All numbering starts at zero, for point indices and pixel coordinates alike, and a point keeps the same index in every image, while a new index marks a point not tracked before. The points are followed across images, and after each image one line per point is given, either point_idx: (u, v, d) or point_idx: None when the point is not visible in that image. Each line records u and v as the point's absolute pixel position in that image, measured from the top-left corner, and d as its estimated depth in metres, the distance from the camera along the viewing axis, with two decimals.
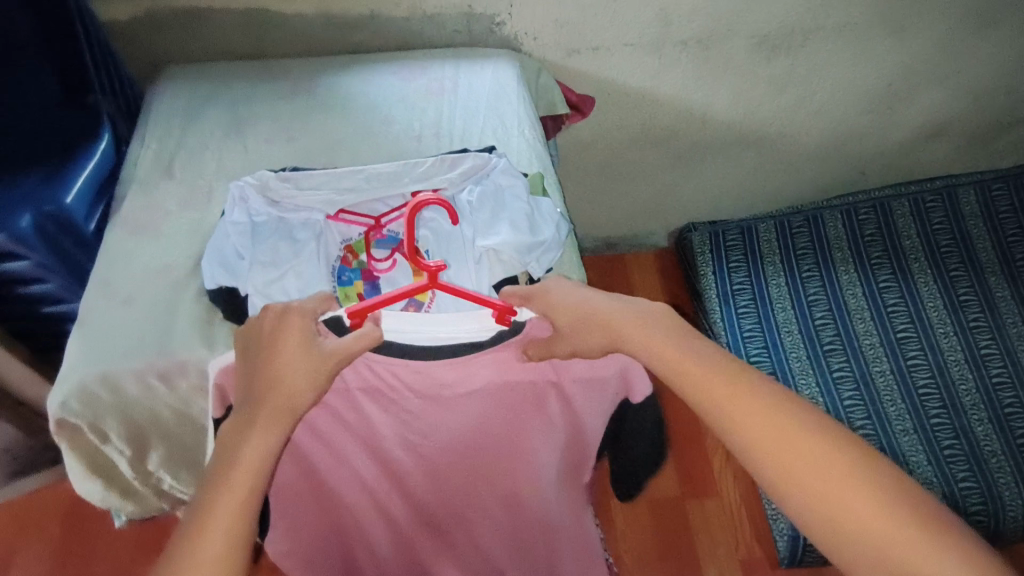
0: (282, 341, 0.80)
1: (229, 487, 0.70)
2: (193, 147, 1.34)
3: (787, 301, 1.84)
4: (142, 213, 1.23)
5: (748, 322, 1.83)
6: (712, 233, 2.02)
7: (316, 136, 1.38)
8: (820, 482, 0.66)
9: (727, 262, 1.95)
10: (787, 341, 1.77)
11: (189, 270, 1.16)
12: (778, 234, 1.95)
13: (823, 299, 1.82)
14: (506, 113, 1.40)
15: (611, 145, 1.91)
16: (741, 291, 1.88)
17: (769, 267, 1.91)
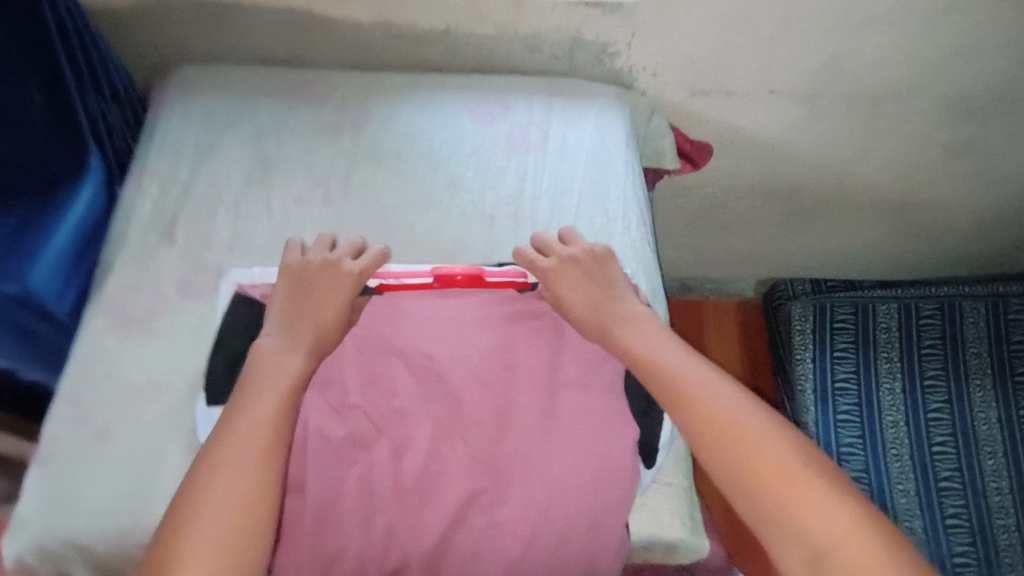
0: (323, 278, 0.86)
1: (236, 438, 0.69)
2: (203, 198, 1.04)
3: (901, 414, 1.56)
4: (133, 296, 0.96)
5: (849, 432, 1.57)
6: (818, 305, 1.69)
7: (361, 199, 1.05)
8: (754, 441, 0.68)
9: (833, 347, 1.65)
10: (893, 465, 1.52)
11: (186, 395, 0.92)
12: (899, 320, 1.64)
13: (947, 417, 1.54)
14: (610, 196, 1.06)
15: (719, 195, 1.55)
16: (846, 390, 1.60)
17: (884, 363, 1.62)
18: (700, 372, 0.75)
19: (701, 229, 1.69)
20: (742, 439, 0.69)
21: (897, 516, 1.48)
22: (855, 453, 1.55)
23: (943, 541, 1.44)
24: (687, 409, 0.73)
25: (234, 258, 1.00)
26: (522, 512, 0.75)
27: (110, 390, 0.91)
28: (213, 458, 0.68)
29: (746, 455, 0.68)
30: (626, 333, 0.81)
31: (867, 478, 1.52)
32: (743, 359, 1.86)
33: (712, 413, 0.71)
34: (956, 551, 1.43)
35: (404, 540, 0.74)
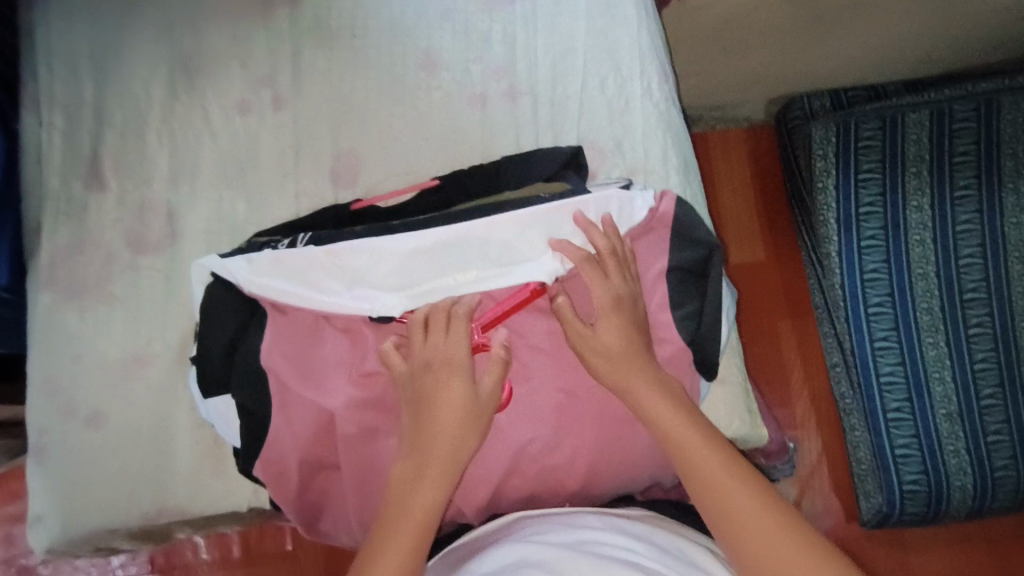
0: (451, 388, 0.64)
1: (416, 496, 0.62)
2: (124, 121, 0.84)
3: (928, 237, 1.16)
4: (77, 259, 0.80)
5: (876, 291, 1.18)
6: (838, 122, 1.22)
7: (318, 95, 0.85)
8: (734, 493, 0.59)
9: (855, 169, 1.20)
10: (923, 319, 1.16)
11: (173, 362, 0.79)
12: (932, 127, 1.17)
13: (977, 227, 1.14)
14: (621, 49, 0.87)
15: (730, 10, 1.34)
16: (866, 220, 1.19)
17: (913, 180, 1.17)
18: (687, 421, 0.63)
19: (710, 51, 1.48)
20: (727, 496, 0.59)
21: (922, 369, 1.17)
22: (882, 315, 1.18)
23: (968, 386, 1.15)
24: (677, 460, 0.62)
25: (185, 196, 0.83)
26: (583, 450, 0.69)
27: (82, 375, 0.78)
28: (380, 534, 0.60)
29: (732, 515, 0.58)
30: (646, 392, 0.65)
31: (896, 342, 1.17)
32: (753, 188, 1.76)
33: (701, 469, 0.61)
34: (981, 395, 1.14)
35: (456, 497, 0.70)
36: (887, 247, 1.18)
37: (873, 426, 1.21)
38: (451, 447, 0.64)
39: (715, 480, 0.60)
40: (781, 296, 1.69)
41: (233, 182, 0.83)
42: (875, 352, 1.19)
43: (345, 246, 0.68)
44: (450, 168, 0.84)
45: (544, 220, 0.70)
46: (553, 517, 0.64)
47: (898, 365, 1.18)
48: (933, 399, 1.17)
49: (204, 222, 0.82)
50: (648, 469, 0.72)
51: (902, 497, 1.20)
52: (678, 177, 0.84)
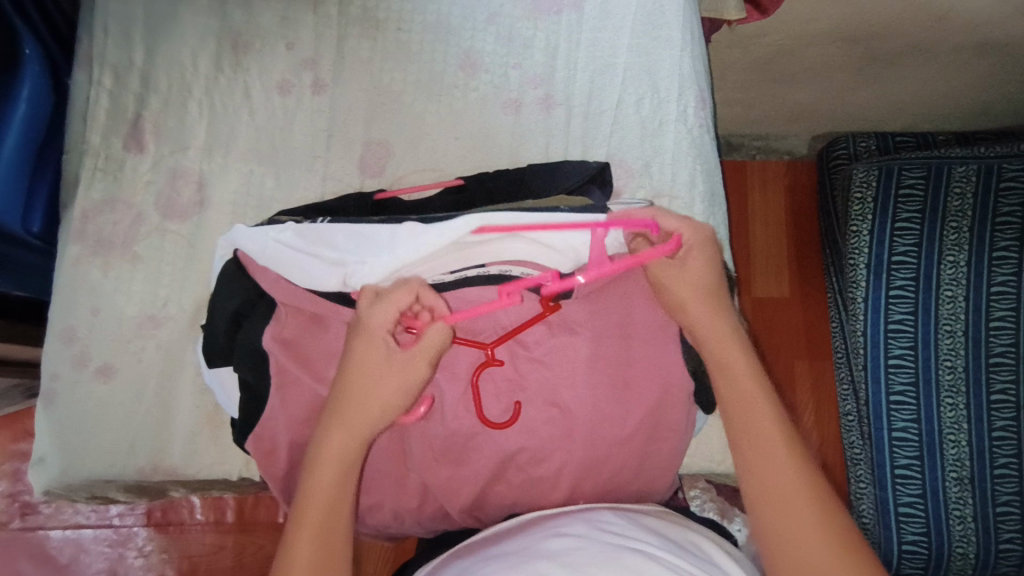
0: (374, 347, 0.63)
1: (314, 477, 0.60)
2: (169, 88, 0.86)
3: (960, 295, 1.12)
4: (106, 215, 0.82)
5: (898, 344, 1.15)
6: (882, 167, 1.20)
7: (356, 84, 0.87)
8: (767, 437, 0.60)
9: (892, 218, 1.17)
10: (943, 379, 1.13)
11: (185, 326, 0.81)
12: (978, 184, 1.13)
13: (1015, 291, 1.09)
14: (661, 70, 0.87)
15: (782, 42, 1.32)
16: (898, 269, 1.16)
17: (951, 236, 1.14)
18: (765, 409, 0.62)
19: (759, 80, 1.46)
20: (783, 499, 0.57)
21: (937, 429, 1.14)
22: (901, 368, 1.15)
23: (983, 453, 1.11)
24: (744, 447, 0.61)
25: (216, 167, 0.85)
26: (571, 468, 0.69)
27: (98, 329, 0.80)
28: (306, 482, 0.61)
29: (785, 520, 0.56)
30: (738, 360, 0.64)
31: (913, 398, 1.14)
32: (787, 221, 1.74)
33: (764, 464, 0.59)
34: (995, 464, 1.10)
35: (442, 495, 0.70)
36: (915, 301, 1.15)
37: (879, 479, 1.19)
38: (347, 437, 0.62)
39: (764, 451, 0.59)
40: (801, 335, 1.67)
41: (264, 158, 0.85)
42: (890, 405, 1.16)
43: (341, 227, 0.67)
44: (476, 169, 0.85)
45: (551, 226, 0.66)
46: (572, 512, 0.62)
47: (912, 422, 1.15)
48: (944, 462, 1.14)
49: (232, 194, 0.84)
50: (634, 490, 0.72)
51: (900, 556, 1.18)
52: (702, 205, 0.83)
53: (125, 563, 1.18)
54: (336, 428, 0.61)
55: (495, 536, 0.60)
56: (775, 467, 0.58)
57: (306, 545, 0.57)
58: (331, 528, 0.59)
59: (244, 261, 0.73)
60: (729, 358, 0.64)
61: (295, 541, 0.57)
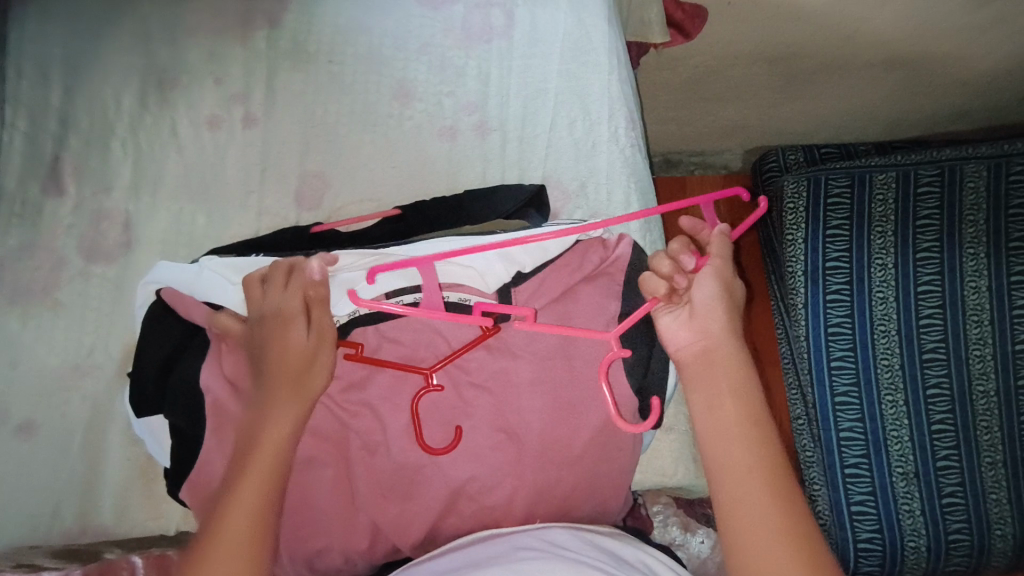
0: (290, 326, 0.60)
1: (243, 477, 0.55)
2: (90, 128, 0.83)
3: (891, 295, 1.12)
4: (25, 262, 0.78)
5: (837, 346, 1.15)
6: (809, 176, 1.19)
7: (289, 116, 0.86)
8: (728, 402, 0.60)
9: (823, 224, 1.17)
10: (883, 377, 1.13)
11: (114, 374, 0.77)
12: (898, 188, 1.13)
13: (941, 288, 1.09)
14: (591, 94, 0.89)
15: (709, 63, 1.38)
16: (833, 274, 1.15)
17: (877, 239, 1.14)
18: (737, 438, 0.58)
19: (689, 100, 1.52)
20: (751, 535, 0.53)
21: (880, 428, 1.14)
22: (843, 370, 1.15)
23: (925, 447, 1.12)
24: (714, 476, 0.58)
25: (143, 208, 0.82)
26: (525, 489, 0.68)
27: (20, 382, 0.76)
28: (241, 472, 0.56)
29: (747, 555, 0.53)
30: (718, 323, 0.63)
31: (856, 399, 1.14)
32: (728, 234, 1.79)
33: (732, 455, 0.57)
34: (938, 456, 1.11)
35: (392, 532, 0.67)
36: (850, 304, 1.14)
37: (832, 481, 1.19)
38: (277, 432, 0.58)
39: (718, 409, 0.60)
40: (749, 344, 1.72)
41: (195, 196, 0.83)
42: (835, 408, 1.16)
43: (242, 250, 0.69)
44: (415, 197, 0.84)
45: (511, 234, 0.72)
46: (526, 531, 0.62)
47: (857, 422, 1.15)
48: (890, 460, 1.14)
49: (161, 233, 0.81)
50: (590, 514, 0.71)
51: (857, 554, 1.19)
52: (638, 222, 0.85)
53: None
54: (274, 412, 0.59)
55: (447, 556, 0.59)
56: (751, 501, 0.55)
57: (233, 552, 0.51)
58: (260, 532, 0.53)
59: (169, 301, 0.69)
60: (715, 360, 0.62)
61: (214, 546, 0.51)
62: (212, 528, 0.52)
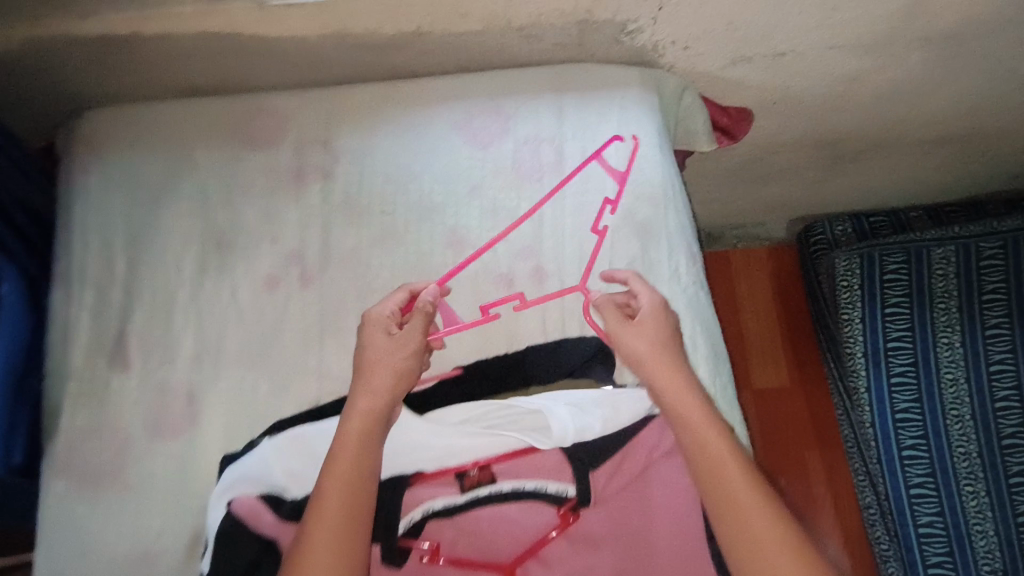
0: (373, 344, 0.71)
1: (330, 468, 0.60)
2: (152, 299, 0.84)
3: (961, 377, 1.12)
4: (93, 443, 0.78)
5: (908, 433, 1.14)
6: (863, 255, 1.22)
7: (345, 271, 0.86)
8: (763, 535, 0.57)
9: (881, 305, 1.19)
10: (960, 465, 1.11)
11: (182, 563, 0.74)
12: (958, 265, 1.16)
13: (1015, 369, 1.09)
14: (647, 230, 0.87)
15: (753, 153, 1.35)
16: (896, 356, 1.17)
17: (942, 320, 1.16)
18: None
19: (733, 184, 1.49)
20: None
21: (962, 520, 1.11)
22: (916, 460, 1.13)
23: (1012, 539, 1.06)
24: (706, 484, 0.61)
25: (206, 379, 0.81)
26: None
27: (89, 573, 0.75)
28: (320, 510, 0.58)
29: None
30: (699, 420, 0.64)
31: (933, 487, 1.12)
32: (777, 309, 1.74)
33: None
34: None
35: None
36: (919, 388, 1.15)
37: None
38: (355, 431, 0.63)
39: (758, 552, 0.56)
40: (811, 428, 1.64)
41: (256, 362, 0.82)
42: (912, 499, 1.13)
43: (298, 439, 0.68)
44: (474, 353, 0.82)
45: (566, 396, 0.71)
46: None
47: (937, 514, 1.12)
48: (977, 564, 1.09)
49: (225, 402, 0.81)
50: None
51: None
52: (706, 364, 0.81)
53: None
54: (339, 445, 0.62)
55: None
56: None
57: (325, 545, 0.56)
58: (348, 535, 0.57)
59: (241, 514, 0.63)
60: (727, 481, 0.60)
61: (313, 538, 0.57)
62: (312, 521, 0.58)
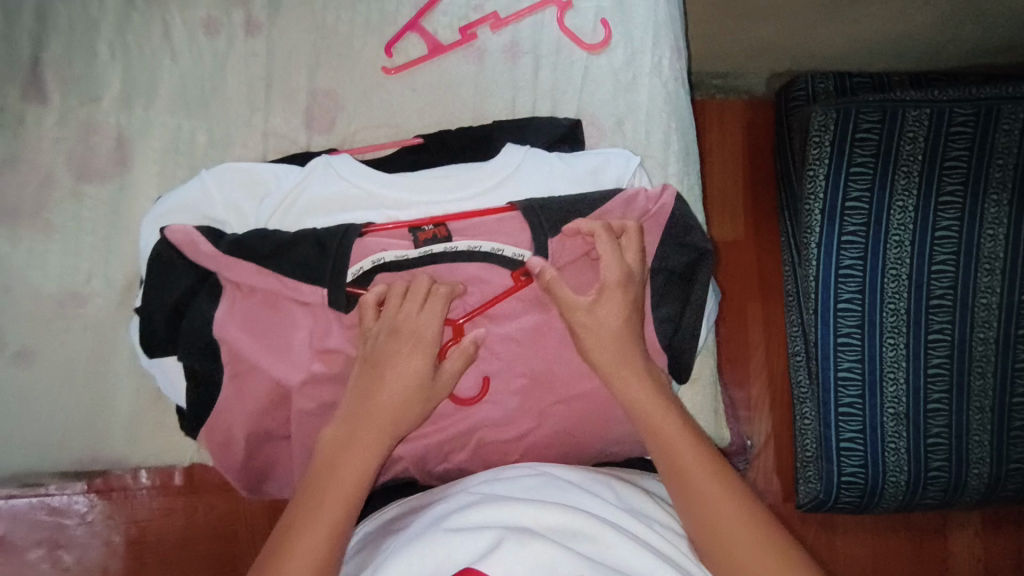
0: (405, 359, 0.60)
1: (324, 491, 0.55)
2: (71, 26, 0.74)
3: (908, 239, 0.97)
4: (14, 177, 0.72)
5: (847, 289, 1.00)
6: (840, 109, 0.99)
7: (295, 25, 0.76)
8: (672, 439, 0.59)
9: (849, 162, 0.99)
10: (887, 320, 0.99)
11: (115, 304, 0.73)
12: (930, 129, 0.96)
13: (958, 237, 0.95)
14: (635, 17, 0.80)
15: None
16: (852, 215, 0.98)
17: (902, 180, 0.97)
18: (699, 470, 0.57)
19: None
20: (742, 549, 0.53)
21: (879, 372, 1.00)
22: (849, 312, 1.00)
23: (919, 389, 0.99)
24: (669, 475, 0.58)
25: (136, 121, 0.74)
26: (541, 436, 0.69)
27: (15, 308, 0.72)
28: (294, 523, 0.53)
29: (717, 517, 0.55)
30: (609, 317, 0.63)
31: (859, 341, 1.00)
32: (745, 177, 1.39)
33: (703, 500, 0.56)
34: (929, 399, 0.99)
35: (407, 460, 0.69)
36: (864, 249, 0.98)
37: (825, 453, 1.04)
38: (380, 414, 0.59)
39: (675, 450, 0.59)
40: None
41: (193, 112, 0.75)
42: (836, 348, 1.01)
43: (240, 173, 0.67)
44: (437, 126, 0.77)
45: (533, 163, 0.69)
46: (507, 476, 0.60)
47: (857, 363, 1.00)
48: (884, 431, 1.01)
49: (159, 151, 0.74)
50: (597, 454, 0.71)
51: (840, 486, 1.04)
52: (677, 165, 0.78)
53: (66, 534, 0.96)
54: (344, 463, 0.57)
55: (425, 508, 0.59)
56: (735, 526, 0.54)
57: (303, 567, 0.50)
58: (357, 497, 0.56)
59: (176, 241, 0.62)
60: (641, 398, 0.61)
61: (316, 512, 0.54)
62: (310, 491, 0.56)
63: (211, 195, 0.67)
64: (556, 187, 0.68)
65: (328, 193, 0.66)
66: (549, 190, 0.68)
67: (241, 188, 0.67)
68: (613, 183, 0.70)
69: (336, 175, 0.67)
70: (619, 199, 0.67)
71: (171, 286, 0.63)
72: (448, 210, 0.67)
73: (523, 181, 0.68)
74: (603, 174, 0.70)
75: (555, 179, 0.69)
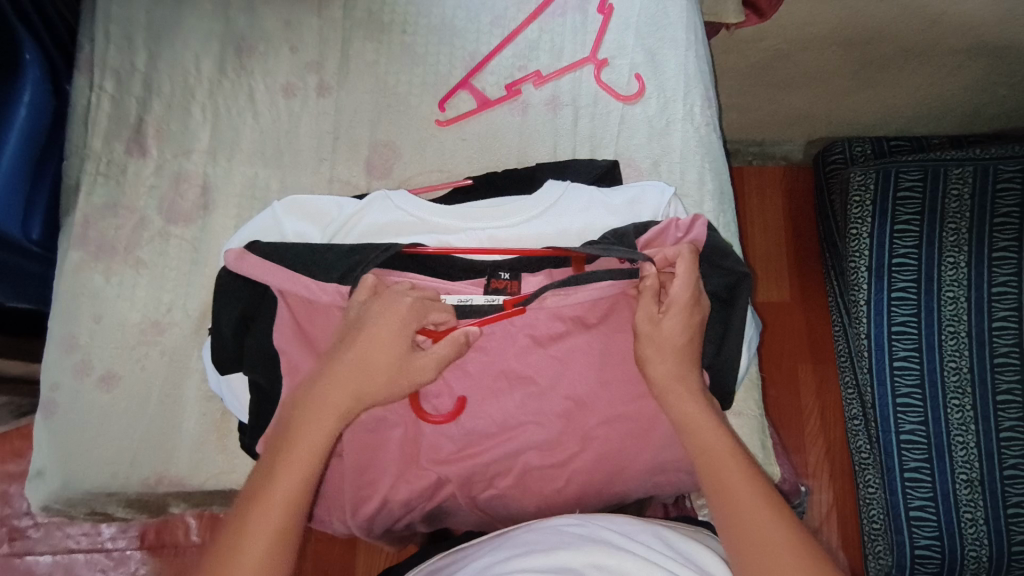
0: (378, 336, 0.62)
1: (287, 455, 0.57)
2: (172, 94, 0.86)
3: (962, 296, 0.97)
4: (112, 220, 0.82)
5: (902, 346, 1.00)
6: (879, 170, 1.05)
7: (360, 87, 0.86)
8: (716, 450, 0.60)
9: (892, 221, 1.02)
10: (950, 380, 0.97)
11: (191, 332, 0.80)
12: (975, 185, 0.99)
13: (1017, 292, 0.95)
14: (667, 71, 0.87)
15: None
16: (900, 271, 1.01)
17: (950, 237, 0.99)
18: (742, 481, 0.57)
19: None
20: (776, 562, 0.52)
21: (946, 433, 0.97)
22: (907, 371, 0.99)
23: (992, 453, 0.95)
24: (719, 499, 0.57)
25: (220, 170, 0.84)
26: (587, 460, 0.69)
27: (102, 336, 0.78)
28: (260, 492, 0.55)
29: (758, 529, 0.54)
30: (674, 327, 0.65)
31: (920, 401, 0.98)
32: (786, 240, 1.40)
33: (743, 512, 0.55)
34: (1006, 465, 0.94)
35: (455, 486, 0.69)
36: (917, 306, 0.99)
37: (894, 523, 1.01)
38: (352, 376, 0.61)
39: (722, 464, 0.59)
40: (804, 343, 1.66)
41: (270, 161, 0.84)
42: (897, 409, 1.00)
43: (307, 203, 0.76)
44: (485, 170, 0.84)
45: (571, 196, 0.75)
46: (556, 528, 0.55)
47: (920, 423, 0.98)
48: (957, 499, 0.97)
49: (237, 197, 0.83)
50: (644, 482, 0.71)
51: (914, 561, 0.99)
52: (712, 202, 0.82)
53: None
54: (313, 431, 0.58)
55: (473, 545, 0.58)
56: (775, 542, 0.53)
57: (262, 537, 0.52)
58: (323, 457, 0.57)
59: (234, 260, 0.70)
60: (685, 411, 0.62)
61: (278, 483, 0.55)
62: (286, 452, 0.57)
63: (281, 224, 0.75)
64: (591, 218, 0.74)
65: (384, 222, 0.74)
66: (585, 223, 0.74)
67: (308, 216, 0.76)
68: (646, 215, 0.75)
69: (390, 206, 0.75)
70: (648, 232, 0.71)
71: (246, 306, 0.70)
72: (491, 237, 0.74)
73: (561, 212, 0.74)
74: (638, 207, 0.75)
75: (591, 210, 0.74)
